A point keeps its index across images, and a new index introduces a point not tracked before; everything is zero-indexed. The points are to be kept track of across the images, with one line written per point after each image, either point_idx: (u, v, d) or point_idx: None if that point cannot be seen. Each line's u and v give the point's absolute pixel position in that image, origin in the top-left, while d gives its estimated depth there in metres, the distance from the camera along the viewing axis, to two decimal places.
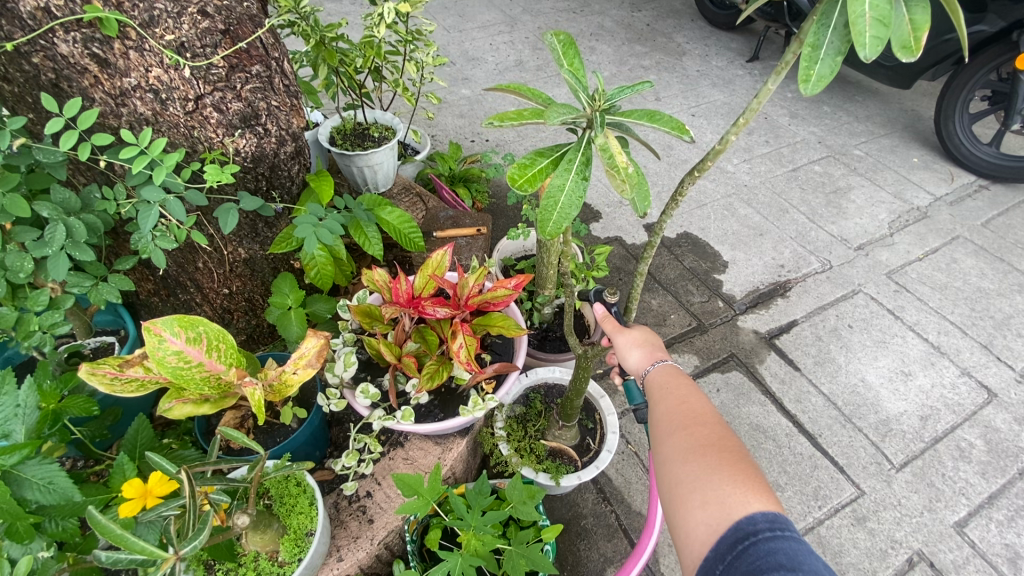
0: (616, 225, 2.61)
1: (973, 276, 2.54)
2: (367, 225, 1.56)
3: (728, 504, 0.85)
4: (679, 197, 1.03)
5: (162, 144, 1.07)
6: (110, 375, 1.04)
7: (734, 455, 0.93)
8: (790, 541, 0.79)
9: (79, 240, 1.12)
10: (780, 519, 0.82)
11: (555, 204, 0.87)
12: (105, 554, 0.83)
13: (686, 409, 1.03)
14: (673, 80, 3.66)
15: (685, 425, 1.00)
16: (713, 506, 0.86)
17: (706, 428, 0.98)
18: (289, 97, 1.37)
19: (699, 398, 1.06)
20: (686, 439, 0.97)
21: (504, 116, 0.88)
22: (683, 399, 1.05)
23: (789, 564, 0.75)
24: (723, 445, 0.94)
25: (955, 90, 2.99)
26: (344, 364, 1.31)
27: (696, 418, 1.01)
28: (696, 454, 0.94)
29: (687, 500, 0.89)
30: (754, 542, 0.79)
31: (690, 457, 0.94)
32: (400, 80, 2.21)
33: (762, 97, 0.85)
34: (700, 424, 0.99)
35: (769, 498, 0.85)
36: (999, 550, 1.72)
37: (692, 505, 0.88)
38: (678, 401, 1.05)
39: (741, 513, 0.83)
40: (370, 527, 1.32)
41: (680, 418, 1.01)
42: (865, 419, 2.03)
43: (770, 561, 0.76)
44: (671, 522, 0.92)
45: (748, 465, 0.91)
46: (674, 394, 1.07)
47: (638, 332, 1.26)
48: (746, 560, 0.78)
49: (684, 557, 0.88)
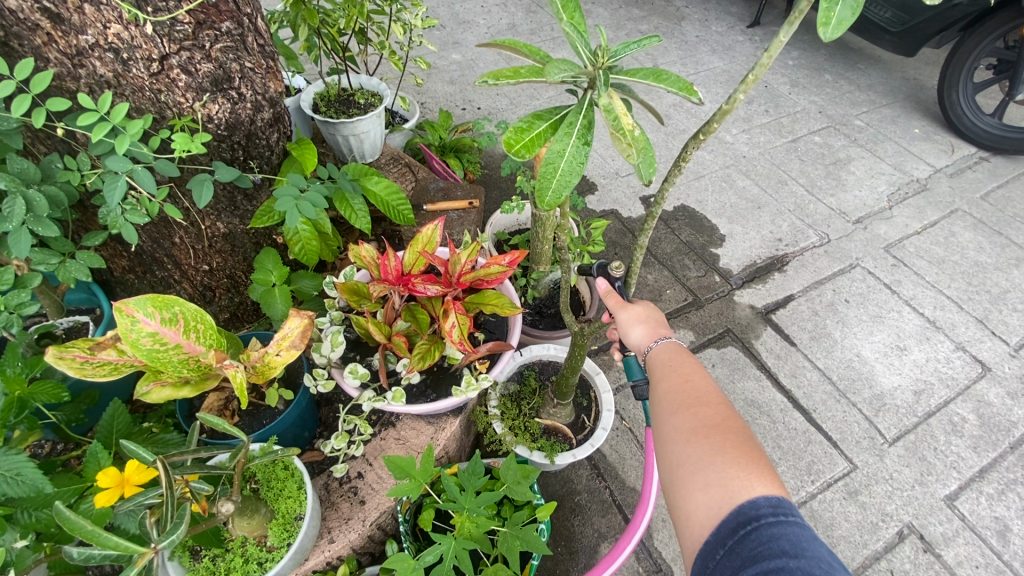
0: (611, 198, 2.54)
1: (971, 250, 2.52)
2: (352, 197, 1.48)
3: (730, 487, 0.82)
4: (682, 164, 0.97)
5: (126, 109, 0.99)
6: (80, 359, 0.98)
7: (739, 437, 0.89)
8: (794, 526, 0.76)
9: (41, 215, 1.04)
10: (784, 503, 0.79)
11: (555, 171, 0.81)
12: (77, 550, 0.79)
13: (689, 388, 0.99)
14: (671, 45, 3.53)
15: (688, 404, 0.96)
16: (715, 489, 0.83)
17: (710, 408, 0.95)
18: (264, 59, 1.27)
19: (703, 377, 1.02)
20: (688, 420, 0.93)
21: (498, 74, 0.81)
22: (686, 377, 1.02)
23: (792, 550, 0.73)
24: (727, 426, 0.91)
25: (961, 57, 2.91)
26: (332, 345, 1.25)
27: (700, 397, 0.97)
28: (699, 435, 0.90)
29: (688, 483, 0.87)
30: (756, 528, 0.77)
31: (692, 438, 0.91)
32: (386, 42, 2.09)
33: (774, 51, 0.80)
34: (704, 404, 0.95)
35: (773, 482, 0.82)
36: (988, 523, 1.74)
37: (693, 488, 0.86)
38: (680, 380, 1.02)
39: (743, 497, 0.81)
40: (362, 508, 1.30)
41: (682, 397, 0.98)
42: (859, 394, 2.02)
43: (772, 547, 0.74)
44: (672, 504, 0.90)
45: (752, 447, 0.87)
46: (677, 372, 1.03)
47: (640, 308, 1.22)
48: (748, 545, 0.76)
49: (683, 539, 0.86)
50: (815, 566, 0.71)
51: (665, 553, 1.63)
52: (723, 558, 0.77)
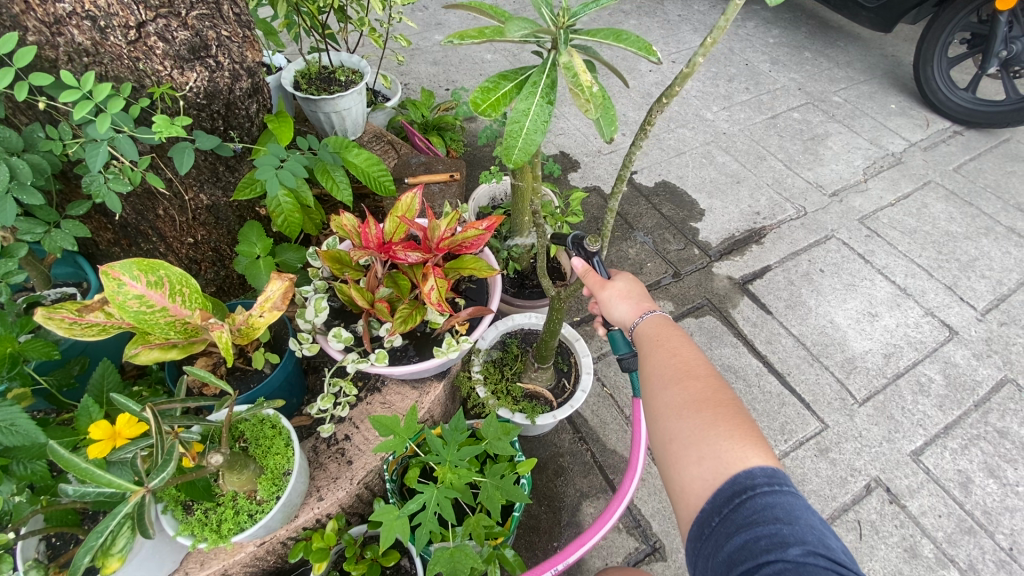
0: (594, 174, 2.58)
1: (942, 220, 2.59)
2: (333, 168, 1.51)
3: (725, 459, 0.87)
4: (647, 127, 1.01)
5: (103, 85, 1.02)
6: (69, 319, 1.02)
7: (729, 409, 0.94)
8: (788, 496, 0.81)
9: (25, 183, 1.06)
10: (779, 474, 0.84)
11: (520, 129, 0.85)
12: (72, 489, 0.86)
13: (678, 362, 1.03)
14: (653, 25, 3.55)
15: (678, 379, 1.00)
16: (710, 462, 0.87)
17: (701, 382, 0.98)
18: (241, 28, 1.30)
19: (690, 349, 1.06)
20: (680, 395, 0.97)
21: (464, 35, 0.84)
22: (673, 351, 1.05)
23: (786, 518, 0.78)
24: (718, 400, 0.95)
25: (935, 32, 2.96)
26: (315, 310, 1.30)
27: (689, 371, 1.01)
28: (691, 410, 0.94)
29: (683, 456, 0.91)
30: (751, 496, 0.82)
31: (685, 412, 0.94)
32: (366, 20, 2.06)
33: (730, 14, 0.83)
34: (693, 379, 0.99)
35: (766, 452, 0.87)
36: (951, 475, 1.83)
37: (687, 461, 0.90)
38: (668, 355, 1.05)
39: (738, 468, 0.85)
40: (349, 467, 1.35)
41: (672, 372, 1.01)
42: (832, 358, 2.10)
43: (766, 514, 0.79)
44: (666, 476, 0.94)
45: (742, 419, 0.92)
46: (664, 345, 1.07)
47: (622, 283, 1.24)
48: (743, 513, 0.81)
49: (679, 509, 0.91)
50: (806, 532, 0.77)
51: (644, 510, 1.70)
52: (718, 525, 0.82)
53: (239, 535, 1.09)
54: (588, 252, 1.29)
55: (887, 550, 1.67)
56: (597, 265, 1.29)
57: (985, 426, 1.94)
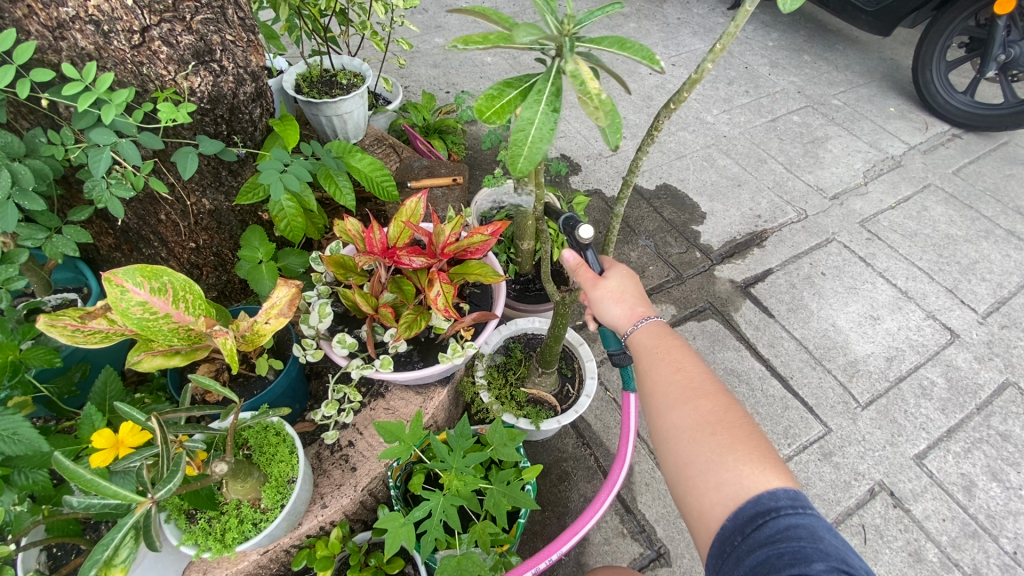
0: (595, 178, 2.58)
1: (942, 223, 2.60)
2: (336, 173, 1.49)
3: (744, 482, 0.86)
4: (654, 133, 1.00)
5: (111, 78, 1.00)
6: (71, 327, 1.01)
7: (742, 428, 0.93)
8: (811, 518, 0.81)
9: (27, 189, 1.05)
10: (801, 495, 0.83)
11: (525, 137, 0.85)
12: (77, 500, 0.85)
13: (685, 379, 1.01)
14: (652, 28, 3.56)
15: (687, 397, 0.98)
16: (730, 485, 0.86)
17: (709, 400, 0.97)
18: (246, 32, 1.29)
19: (695, 363, 1.04)
20: (691, 415, 0.95)
21: (468, 40, 0.84)
22: (679, 367, 1.03)
23: (810, 537, 0.78)
24: (730, 420, 0.94)
25: (933, 37, 2.97)
26: (319, 316, 1.28)
27: (696, 388, 0.99)
28: (706, 432, 0.93)
29: (701, 479, 0.90)
30: (775, 518, 0.81)
31: (699, 433, 0.93)
32: (369, 23, 2.04)
33: (739, 20, 0.83)
34: (701, 397, 0.98)
35: (785, 473, 0.87)
36: (955, 479, 1.82)
37: (706, 485, 0.89)
38: (674, 371, 1.03)
39: (759, 490, 0.84)
40: (353, 474, 1.34)
41: (680, 390, 0.99)
42: (834, 361, 2.10)
43: (790, 533, 0.78)
44: (683, 499, 0.93)
45: (755, 437, 0.92)
46: (669, 360, 1.04)
47: (615, 281, 1.18)
48: (766, 532, 0.80)
49: (697, 531, 0.90)
50: (831, 550, 0.76)
51: (648, 516, 1.69)
52: (741, 543, 0.82)
53: (244, 544, 1.09)
54: (580, 244, 1.20)
55: (891, 554, 1.67)
56: (591, 258, 1.20)
57: (987, 429, 1.95)
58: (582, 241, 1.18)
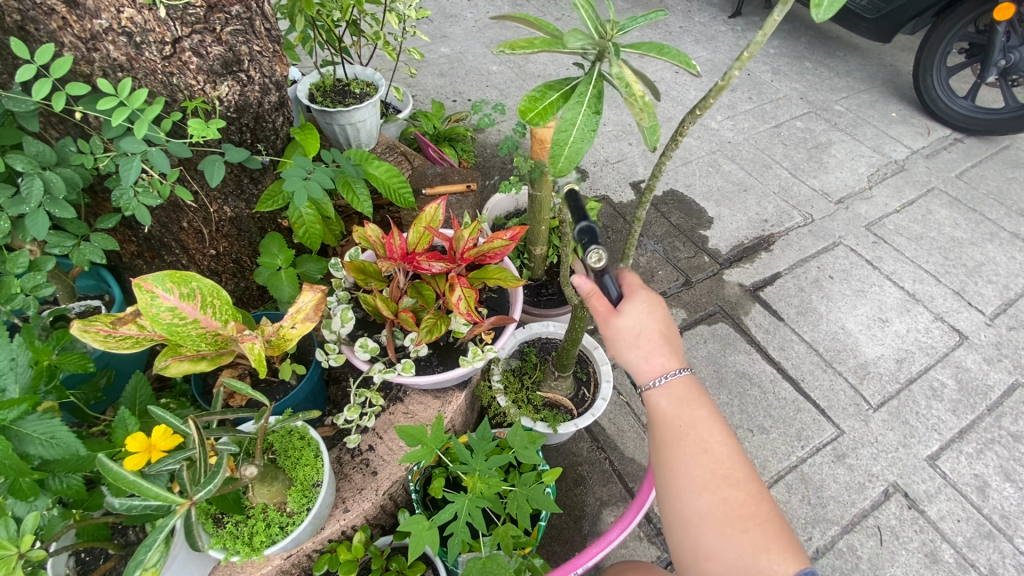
0: (602, 184, 2.60)
1: (947, 226, 2.62)
2: (355, 181, 1.51)
3: (762, 563, 0.87)
4: (677, 139, 1.01)
5: (145, 96, 1.02)
6: (103, 332, 1.02)
7: (766, 515, 0.92)
8: None
9: (58, 197, 1.07)
10: (812, 575, 0.87)
11: (566, 138, 0.86)
12: (118, 502, 0.86)
13: (703, 446, 0.98)
14: (655, 36, 3.61)
15: (706, 468, 0.96)
16: (749, 565, 0.88)
17: (733, 482, 0.94)
18: (271, 43, 1.31)
19: (710, 424, 1.01)
20: (711, 488, 0.94)
21: (515, 45, 0.85)
22: (696, 431, 1.00)
23: None
24: (746, 490, 0.94)
25: (934, 43, 3.01)
26: (341, 321, 1.30)
27: (714, 456, 0.97)
28: (731, 524, 0.91)
29: (719, 555, 0.90)
30: None
31: (719, 508, 0.92)
32: (382, 33, 2.07)
33: (767, 29, 0.84)
34: (726, 479, 0.95)
35: (795, 549, 0.89)
36: (968, 480, 1.83)
37: (723, 562, 0.90)
38: (690, 435, 1.00)
39: (777, 573, 0.87)
40: (374, 478, 1.34)
41: (699, 460, 0.97)
42: (845, 364, 2.11)
43: None
44: (695, 569, 0.94)
45: (777, 522, 0.92)
46: (686, 425, 1.01)
47: (633, 317, 1.07)
48: None
49: None
50: None
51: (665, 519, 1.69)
52: None
53: (272, 547, 1.09)
54: (595, 271, 1.10)
55: (907, 555, 1.67)
56: (607, 284, 1.09)
57: (998, 430, 1.96)
58: (594, 267, 1.08)
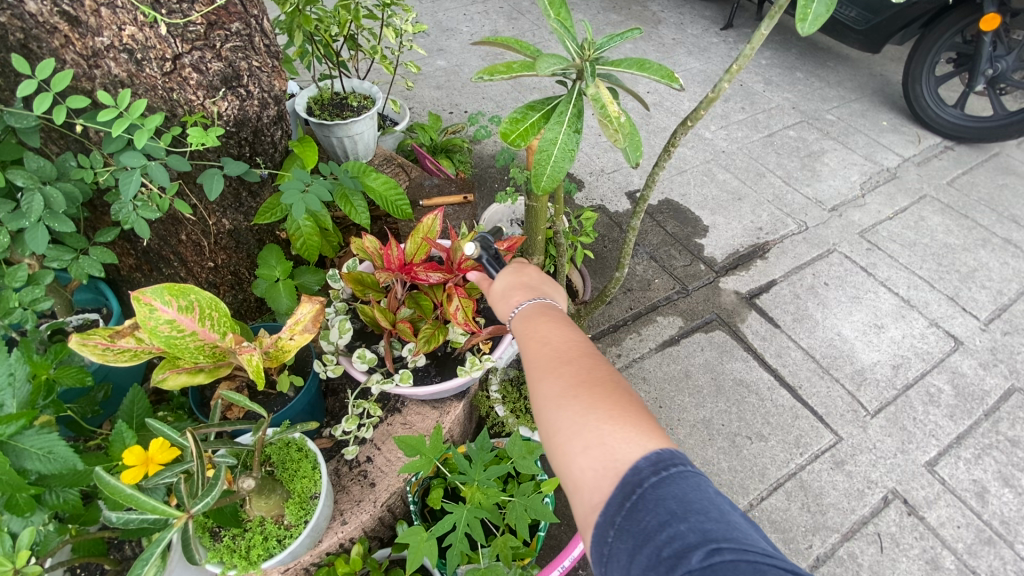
0: (598, 194, 2.63)
1: (940, 233, 2.65)
2: (353, 193, 1.53)
3: (609, 446, 0.75)
4: (670, 149, 1.04)
5: (143, 105, 1.03)
6: (101, 345, 1.03)
7: (615, 398, 0.81)
8: (681, 484, 0.70)
9: (58, 211, 1.08)
10: (668, 459, 0.72)
11: (548, 158, 0.90)
12: (115, 516, 0.86)
13: (551, 348, 0.90)
14: (649, 48, 3.66)
15: (552, 366, 0.86)
16: (597, 452, 0.75)
17: (576, 363, 0.86)
18: (270, 58, 1.33)
19: (566, 332, 0.94)
20: (555, 383, 0.84)
21: (493, 70, 0.90)
22: (545, 338, 0.92)
23: (681, 512, 0.67)
24: (597, 381, 0.83)
25: (922, 53, 3.06)
26: (339, 332, 1.31)
27: (562, 356, 0.88)
28: (571, 396, 0.81)
29: (568, 450, 0.77)
30: (642, 493, 0.69)
31: (563, 401, 0.81)
32: (378, 47, 2.10)
33: (756, 43, 0.89)
34: (571, 361, 0.86)
35: (655, 435, 0.76)
36: (967, 485, 1.84)
37: (573, 456, 0.77)
38: (540, 343, 0.92)
39: (626, 459, 0.73)
40: (372, 490, 1.34)
41: (546, 361, 0.88)
42: (841, 370, 2.12)
43: (660, 509, 0.67)
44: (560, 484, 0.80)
45: (633, 409, 0.80)
46: (537, 334, 0.93)
47: (502, 280, 1.12)
48: (640, 513, 0.68)
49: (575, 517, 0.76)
50: (706, 523, 0.65)
51: None
52: (617, 531, 0.69)
53: (269, 561, 1.08)
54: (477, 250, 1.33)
55: (908, 562, 1.67)
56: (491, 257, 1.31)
57: (996, 435, 1.96)
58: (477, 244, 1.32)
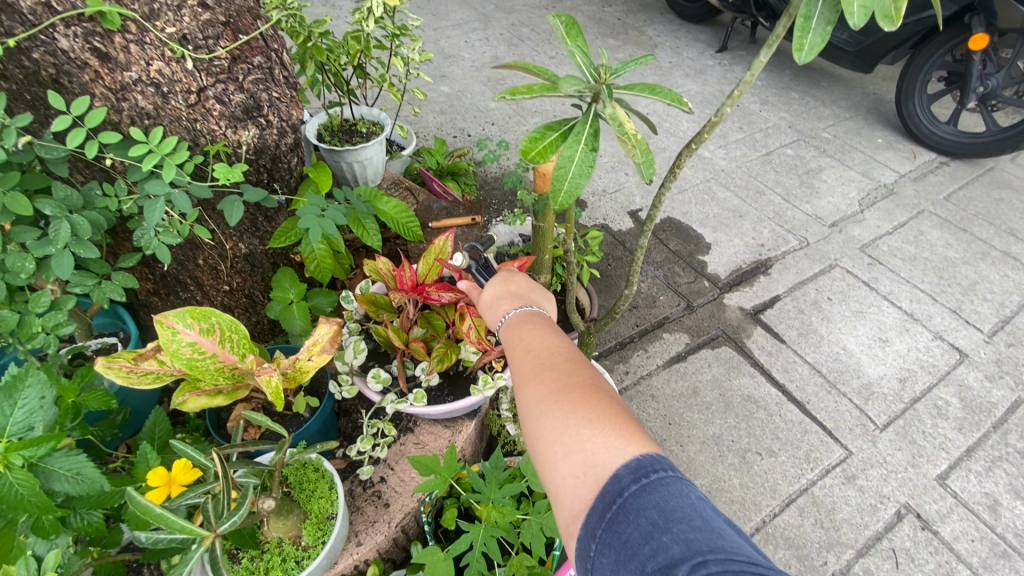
0: (601, 213, 2.67)
1: (939, 247, 2.68)
2: (365, 217, 1.57)
3: (589, 451, 0.76)
4: (676, 171, 1.07)
5: (174, 140, 1.09)
6: (126, 368, 1.05)
7: (597, 403, 0.82)
8: (660, 489, 0.70)
9: (83, 239, 1.12)
10: (647, 463, 0.73)
11: (566, 174, 0.92)
12: (144, 535, 0.87)
13: (535, 356, 0.92)
14: (647, 71, 3.75)
15: (535, 372, 0.88)
16: (577, 457, 0.76)
17: (559, 368, 0.88)
18: (288, 89, 1.38)
19: (551, 339, 0.96)
20: (538, 389, 0.85)
21: (516, 90, 0.92)
22: (530, 347, 0.94)
23: (662, 520, 0.67)
24: (578, 385, 0.85)
25: (913, 73, 3.14)
26: (354, 352, 1.35)
27: (545, 362, 0.90)
28: (552, 402, 0.83)
29: (550, 457, 0.79)
30: (622, 502, 0.70)
31: (545, 406, 0.83)
32: (387, 75, 2.17)
33: (755, 69, 0.92)
34: (554, 367, 0.88)
35: (636, 440, 0.77)
36: (979, 498, 1.83)
37: (555, 461, 0.78)
38: (525, 350, 0.94)
39: (606, 466, 0.74)
40: (387, 510, 1.34)
41: (529, 369, 0.90)
42: (848, 384, 2.13)
43: (640, 518, 0.68)
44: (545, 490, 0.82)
45: (615, 414, 0.81)
46: (522, 343, 0.96)
47: (491, 291, 1.16)
48: (620, 521, 0.69)
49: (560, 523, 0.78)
50: (687, 531, 0.66)
51: None
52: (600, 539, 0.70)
53: None
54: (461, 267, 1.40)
55: None
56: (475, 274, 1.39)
57: (1005, 447, 1.96)
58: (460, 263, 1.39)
